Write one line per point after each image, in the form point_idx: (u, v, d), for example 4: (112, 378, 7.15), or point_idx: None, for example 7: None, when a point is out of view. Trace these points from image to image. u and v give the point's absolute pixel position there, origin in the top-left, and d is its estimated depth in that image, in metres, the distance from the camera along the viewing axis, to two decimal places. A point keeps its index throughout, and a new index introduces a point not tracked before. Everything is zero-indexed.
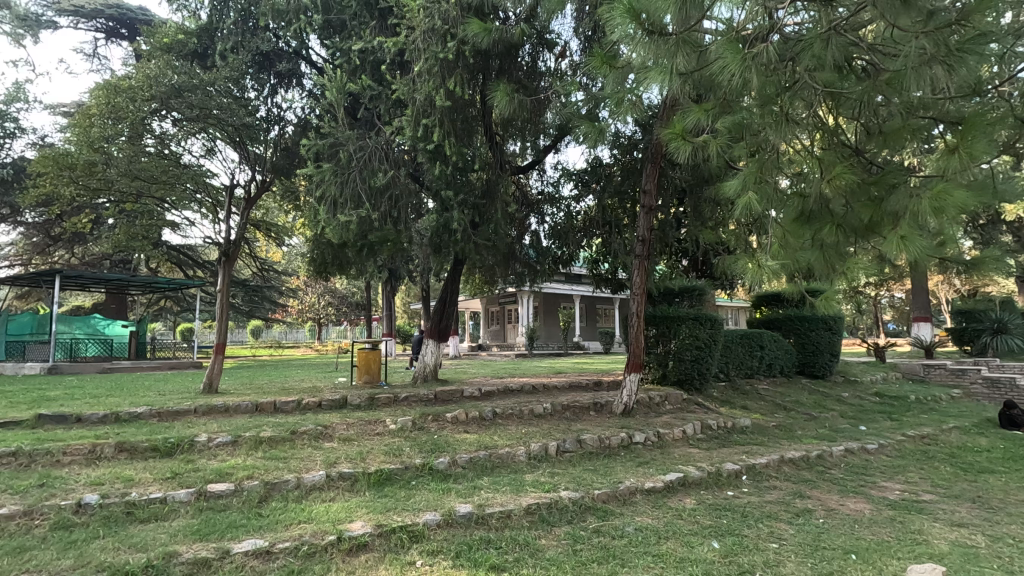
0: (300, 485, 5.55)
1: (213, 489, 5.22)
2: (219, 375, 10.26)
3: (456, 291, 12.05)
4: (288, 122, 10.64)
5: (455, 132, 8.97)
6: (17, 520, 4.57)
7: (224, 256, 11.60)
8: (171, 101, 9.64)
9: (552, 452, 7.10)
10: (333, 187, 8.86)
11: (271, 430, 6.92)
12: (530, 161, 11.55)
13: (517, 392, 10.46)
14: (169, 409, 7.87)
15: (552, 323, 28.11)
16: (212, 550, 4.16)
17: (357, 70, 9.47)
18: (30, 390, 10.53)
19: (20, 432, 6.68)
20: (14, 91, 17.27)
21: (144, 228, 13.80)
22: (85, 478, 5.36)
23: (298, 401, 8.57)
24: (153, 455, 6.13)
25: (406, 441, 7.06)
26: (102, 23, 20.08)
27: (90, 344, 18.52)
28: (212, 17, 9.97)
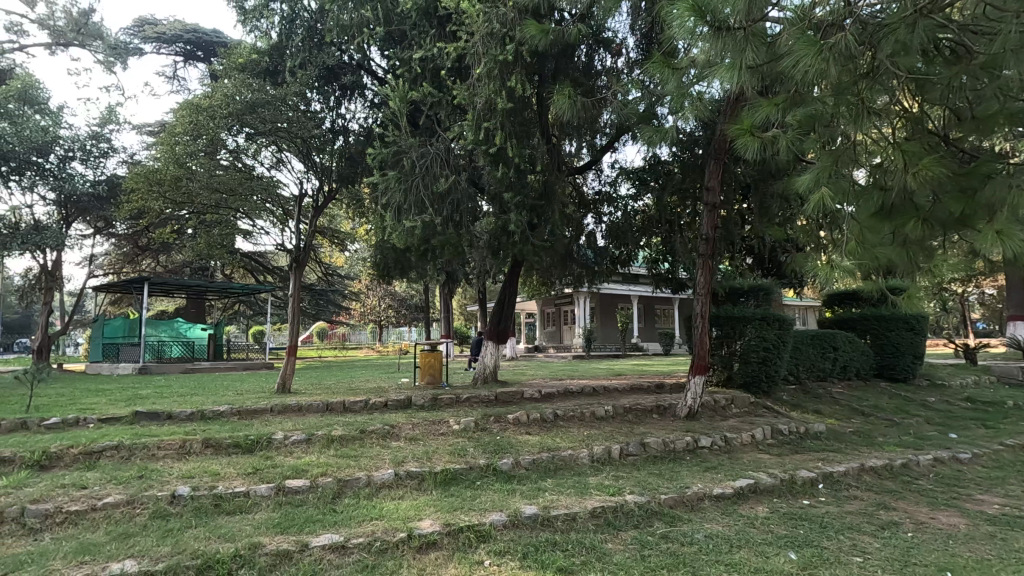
0: (371, 483, 5.74)
1: (291, 485, 5.49)
2: (292, 376, 10.80)
3: (514, 293, 12.13)
4: (353, 131, 11.08)
5: (515, 134, 9.04)
6: (121, 509, 4.98)
7: (294, 261, 12.17)
8: (246, 117, 10.18)
9: (616, 455, 7.02)
10: (398, 195, 9.17)
11: (342, 429, 7.21)
12: (587, 161, 11.49)
13: (577, 395, 10.39)
14: (248, 408, 8.33)
15: (610, 324, 27.78)
16: (293, 543, 4.39)
17: (418, 78, 9.72)
18: (125, 389, 11.45)
19: (119, 428, 7.26)
20: (107, 114, 18.84)
21: (221, 237, 14.68)
22: (177, 472, 5.78)
23: (366, 401, 8.89)
24: (236, 451, 6.52)
25: (470, 442, 7.18)
26: (181, 47, 21.55)
27: (173, 347, 19.87)
28: (282, 36, 10.48)
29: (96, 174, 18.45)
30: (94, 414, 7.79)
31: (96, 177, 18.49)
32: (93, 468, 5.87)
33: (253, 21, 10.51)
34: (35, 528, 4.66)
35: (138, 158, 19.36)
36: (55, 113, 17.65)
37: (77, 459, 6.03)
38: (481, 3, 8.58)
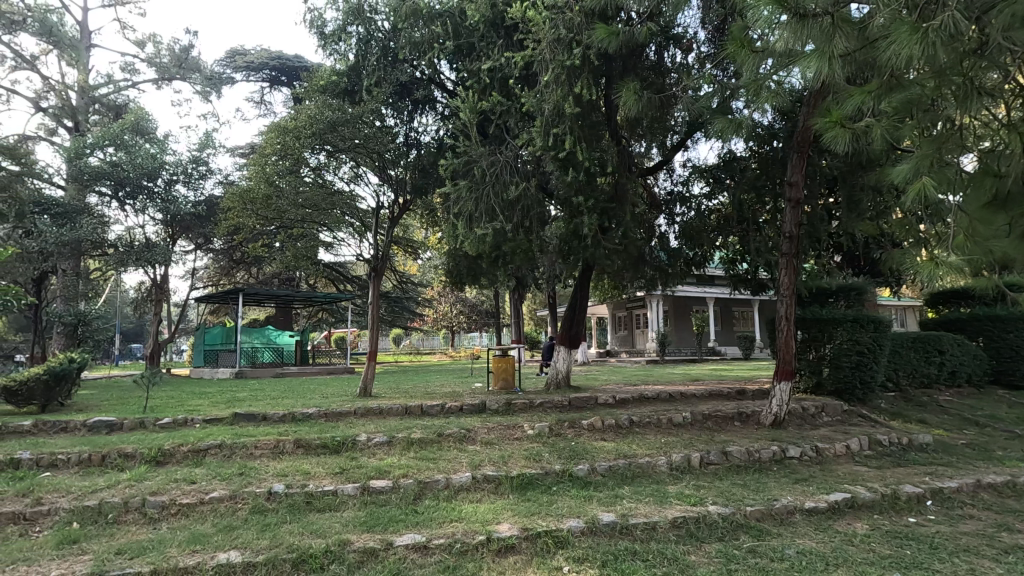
0: (449, 485, 5.89)
1: (375, 485, 5.74)
2: (372, 380, 11.27)
3: (586, 297, 12.04)
4: (425, 144, 11.48)
5: (584, 138, 9.00)
6: (226, 503, 5.40)
7: (373, 270, 12.74)
8: (327, 136, 10.78)
9: (696, 464, 6.77)
10: (469, 204, 9.39)
11: (420, 432, 7.45)
12: (658, 161, 11.25)
13: (653, 400, 10.15)
14: (334, 410, 8.79)
15: (684, 327, 26.87)
16: (378, 541, 4.57)
17: (487, 89, 9.90)
18: (225, 392, 12.43)
19: (222, 427, 7.89)
20: (205, 139, 20.60)
21: (306, 249, 15.62)
22: (273, 470, 6.19)
23: (442, 405, 9.12)
24: (324, 451, 6.90)
25: (545, 447, 7.19)
26: (268, 73, 23.09)
27: (264, 352, 21.09)
28: (358, 56, 10.95)
29: (197, 195, 20.19)
30: (199, 415, 8.50)
31: (197, 198, 20.23)
32: (200, 465, 6.40)
33: (333, 45, 11.11)
34: (154, 517, 5.14)
35: (232, 179, 20.98)
36: (162, 141, 19.50)
37: (187, 456, 6.60)
38: (548, 10, 8.64)
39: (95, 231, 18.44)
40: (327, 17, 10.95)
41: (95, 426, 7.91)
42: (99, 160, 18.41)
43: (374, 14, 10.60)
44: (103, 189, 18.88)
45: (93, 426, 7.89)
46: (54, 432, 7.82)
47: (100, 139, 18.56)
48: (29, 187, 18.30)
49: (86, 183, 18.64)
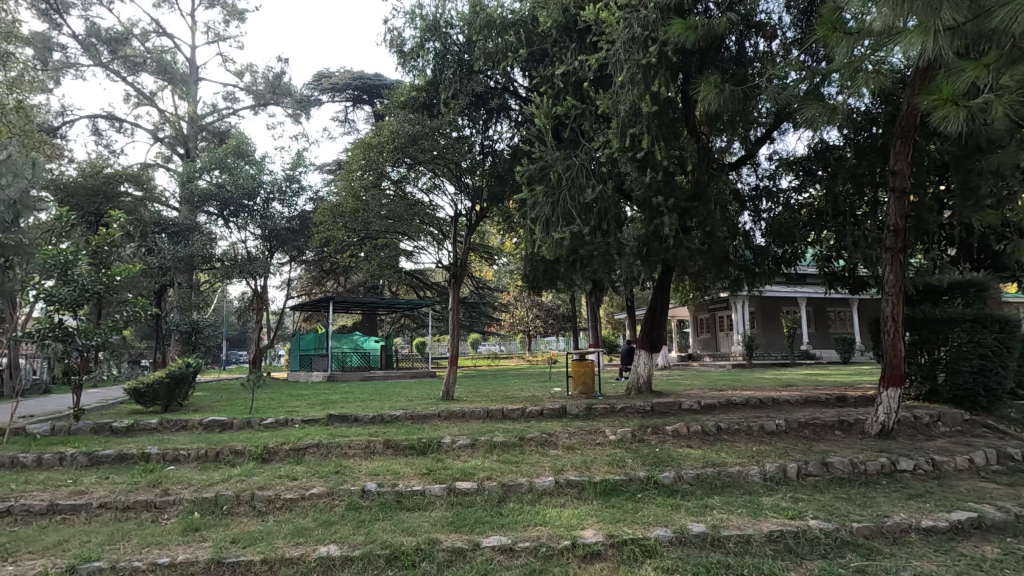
0: (533, 489, 5.93)
1: (461, 487, 5.89)
2: (454, 384, 11.57)
3: (667, 300, 11.70)
4: (500, 151, 11.68)
5: (663, 136, 8.78)
6: (325, 499, 5.74)
7: (452, 276, 13.10)
8: (409, 149, 11.22)
9: (793, 475, 6.36)
10: (546, 209, 9.42)
11: (503, 436, 7.54)
12: (742, 156, 10.76)
13: (742, 407, 9.66)
14: (419, 413, 9.10)
15: (774, 330, 25.36)
16: (466, 542, 4.69)
17: (560, 93, 9.89)
18: (319, 395, 13.23)
19: (318, 428, 8.42)
20: (297, 158, 22.11)
21: (389, 258, 16.33)
22: (366, 469, 6.51)
23: (523, 409, 9.20)
24: (411, 452, 7.17)
25: (628, 453, 7.04)
26: (351, 93, 24.43)
27: (352, 356, 22.09)
28: (435, 71, 11.31)
29: (290, 211, 21.64)
30: (298, 416, 9.11)
31: (291, 214, 21.66)
32: (300, 462, 6.86)
33: (411, 62, 11.56)
34: (262, 511, 5.57)
35: (321, 194, 22.35)
36: (260, 163, 21.15)
37: (288, 454, 7.08)
38: (622, 10, 8.52)
39: (205, 247, 20.29)
40: (406, 36, 11.42)
41: (210, 425, 8.69)
42: (207, 183, 20.27)
43: (450, 28, 10.91)
44: (211, 209, 20.75)
45: (208, 425, 8.69)
46: (176, 430, 8.67)
47: (208, 164, 20.43)
48: (151, 210, 20.48)
49: (197, 204, 20.57)
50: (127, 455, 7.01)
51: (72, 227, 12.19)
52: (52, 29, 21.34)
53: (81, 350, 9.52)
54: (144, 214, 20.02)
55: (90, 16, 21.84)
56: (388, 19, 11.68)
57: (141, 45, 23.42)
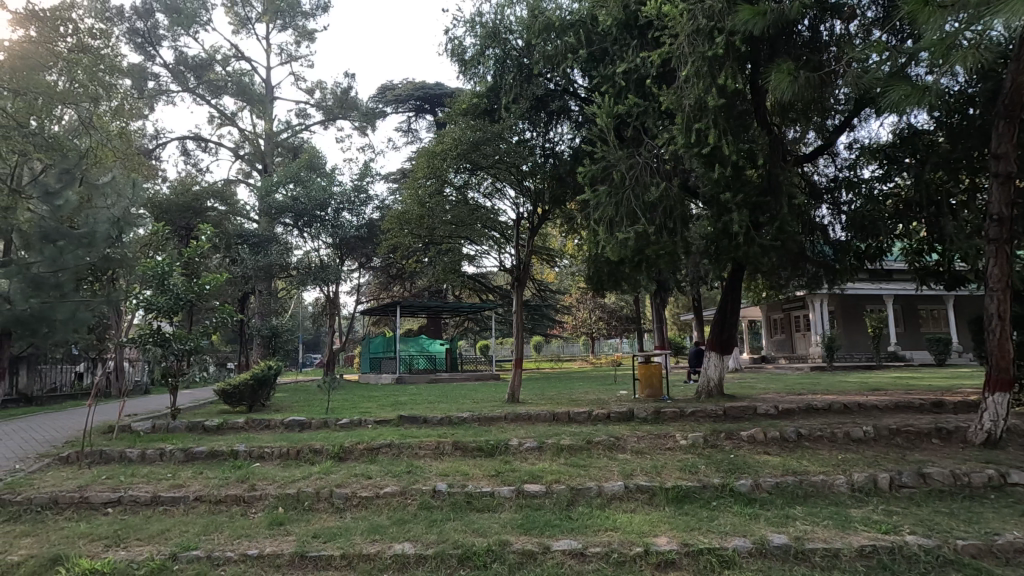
0: (602, 493, 5.85)
1: (529, 489, 5.90)
2: (519, 387, 11.62)
3: (738, 299, 11.24)
4: (561, 153, 11.63)
5: (731, 129, 8.47)
6: (398, 497, 5.93)
7: (515, 279, 13.15)
8: (471, 155, 11.37)
9: (885, 486, 5.92)
10: (609, 209, 9.28)
11: (570, 439, 7.50)
12: (818, 146, 10.17)
13: (824, 412, 9.10)
14: (486, 414, 9.20)
15: (856, 330, 23.77)
16: (537, 545, 4.70)
17: (622, 91, 9.73)
18: (389, 396, 13.67)
19: (390, 428, 8.70)
20: (365, 168, 22.98)
21: (453, 263, 16.62)
22: (436, 469, 6.65)
23: (590, 412, 9.11)
24: (479, 454, 7.27)
25: (701, 458, 6.81)
26: (414, 103, 25.09)
27: (419, 359, 22.69)
28: (496, 77, 11.40)
29: (359, 220, 22.49)
30: (370, 416, 9.45)
31: (360, 222, 22.48)
32: (374, 462, 7.10)
33: (472, 70, 11.72)
34: (341, 507, 5.82)
35: (387, 203, 23.11)
36: (330, 175, 22.17)
37: (362, 453, 7.36)
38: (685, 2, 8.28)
39: (282, 256, 21.47)
40: (466, 44, 11.62)
41: (291, 424, 9.17)
42: (283, 196, 21.45)
43: (509, 34, 10.98)
44: (286, 220, 21.93)
45: (289, 424, 9.18)
46: (260, 429, 9.19)
47: (284, 178, 21.64)
48: (234, 223, 21.92)
49: (274, 216, 21.81)
50: (218, 452, 7.52)
51: (167, 241, 13.26)
52: (147, 60, 23.34)
53: (177, 354, 10.30)
54: (228, 227, 21.47)
55: (179, 46, 23.71)
56: (448, 29, 11.92)
57: (222, 69, 25.16)
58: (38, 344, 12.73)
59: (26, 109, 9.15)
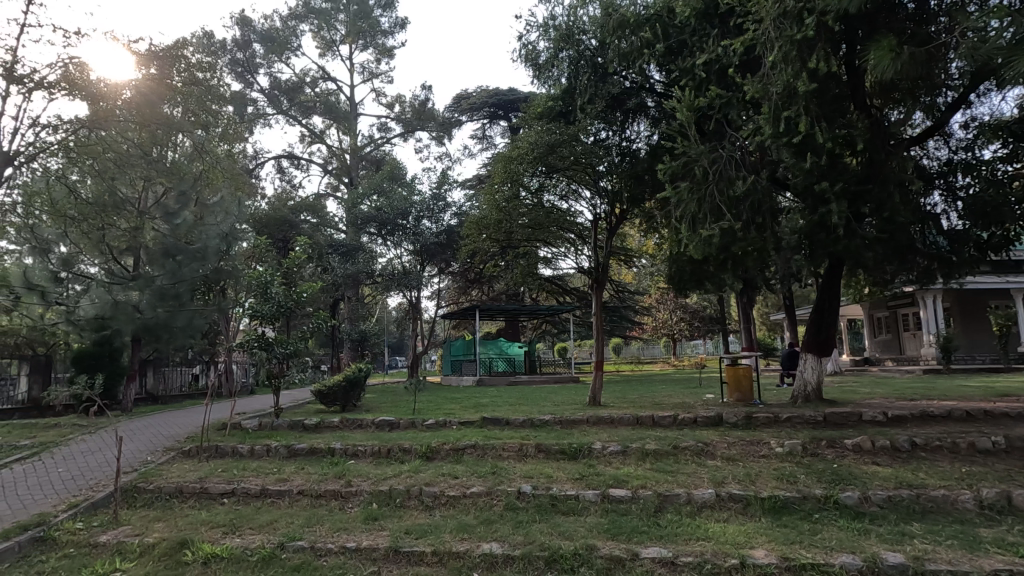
0: (691, 501, 5.64)
1: (615, 494, 5.81)
2: (600, 390, 11.48)
3: (837, 296, 10.46)
4: (638, 151, 11.43)
5: (825, 115, 7.92)
6: (485, 497, 6.04)
7: (594, 280, 13.01)
8: (548, 158, 11.36)
9: (1021, 505, 5.29)
10: (692, 206, 8.94)
11: (655, 443, 7.30)
12: (928, 127, 9.28)
13: (943, 419, 8.25)
14: (567, 417, 9.17)
15: (977, 329, 21.39)
16: (625, 551, 4.62)
17: (703, 84, 9.35)
18: (471, 398, 13.96)
19: (474, 429, 8.89)
20: (443, 176, 23.67)
21: (530, 266, 16.71)
22: (520, 471, 6.72)
23: (675, 416, 8.82)
24: (563, 456, 7.25)
25: (800, 467, 6.39)
26: (489, 110, 25.60)
27: (498, 362, 23.03)
28: (570, 78, 11.34)
29: (439, 226, 23.12)
30: (455, 417, 9.71)
31: (439, 228, 23.11)
32: (460, 462, 7.29)
33: (546, 73, 11.78)
34: (430, 505, 6.02)
35: (464, 209, 23.67)
36: (411, 185, 23.05)
37: (449, 453, 7.57)
38: None
39: (368, 264, 22.55)
40: (540, 48, 11.68)
41: (382, 424, 9.62)
42: (368, 207, 22.57)
43: (583, 35, 10.93)
44: (371, 230, 22.99)
45: (380, 424, 9.64)
46: (353, 428, 9.71)
47: (368, 190, 22.75)
48: (325, 234, 23.33)
49: (360, 226, 22.96)
50: (317, 449, 8.03)
51: (268, 253, 14.35)
52: (247, 87, 25.40)
53: (279, 357, 11.10)
54: (320, 238, 22.88)
55: (273, 72, 25.64)
56: (522, 35, 12.05)
57: (311, 91, 26.92)
58: (162, 349, 14.21)
59: (150, 139, 10.23)
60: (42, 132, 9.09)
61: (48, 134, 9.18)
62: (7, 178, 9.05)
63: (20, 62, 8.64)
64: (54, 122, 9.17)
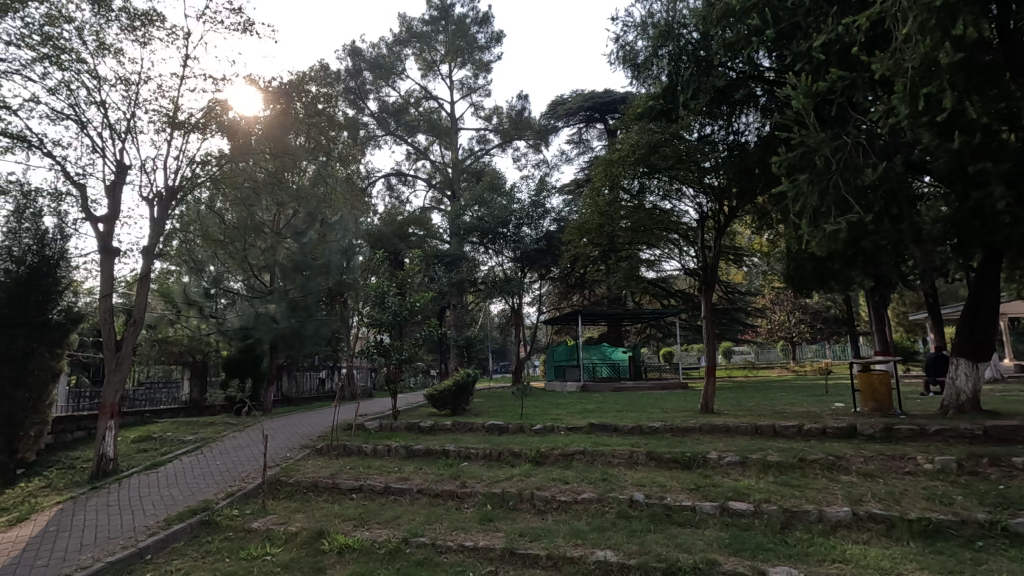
0: (824, 519, 5.20)
1: (735, 507, 5.51)
2: (713, 397, 10.95)
3: (995, 294, 9.18)
4: (748, 144, 10.85)
5: (974, 89, 6.99)
6: (596, 504, 6.01)
7: (703, 282, 12.48)
8: (651, 158, 11.06)
9: None
10: (813, 199, 8.23)
11: (779, 455, 6.83)
12: None
13: None
14: (679, 425, 8.84)
15: None
16: (749, 568, 4.38)
17: (821, 67, 8.62)
18: (575, 404, 13.90)
19: (582, 435, 8.87)
20: (542, 183, 23.92)
21: (632, 269, 16.42)
22: (631, 479, 6.58)
23: (799, 426, 8.19)
24: (676, 466, 7.01)
25: (954, 488, 5.66)
26: (585, 114, 25.47)
27: (602, 367, 22.69)
28: (671, 75, 10.98)
29: (538, 233, 23.37)
30: (562, 423, 9.74)
31: (539, 234, 23.32)
32: (570, 468, 7.30)
33: (646, 72, 11.54)
34: (542, 509, 6.10)
35: (564, 214, 23.70)
36: (510, 194, 23.50)
37: (558, 458, 7.61)
38: None
39: (472, 273, 23.32)
40: (639, 49, 11.49)
41: (491, 428, 9.90)
42: (470, 217, 23.32)
43: (683, 29, 10.58)
44: (474, 239, 23.79)
45: (490, 428, 9.94)
46: (465, 431, 10.10)
47: (470, 201, 23.50)
48: (432, 245, 24.53)
49: (463, 236, 23.82)
50: (433, 451, 8.45)
51: (381, 264, 15.36)
52: (359, 112, 27.41)
53: (396, 362, 11.82)
54: (427, 249, 24.11)
55: (381, 96, 27.48)
56: (619, 35, 11.90)
57: (416, 111, 28.44)
58: (295, 356, 15.68)
59: (281, 167, 11.39)
60: (196, 168, 10.49)
61: (201, 169, 10.57)
62: (171, 210, 10.53)
63: (179, 110, 10.05)
64: (205, 159, 10.54)
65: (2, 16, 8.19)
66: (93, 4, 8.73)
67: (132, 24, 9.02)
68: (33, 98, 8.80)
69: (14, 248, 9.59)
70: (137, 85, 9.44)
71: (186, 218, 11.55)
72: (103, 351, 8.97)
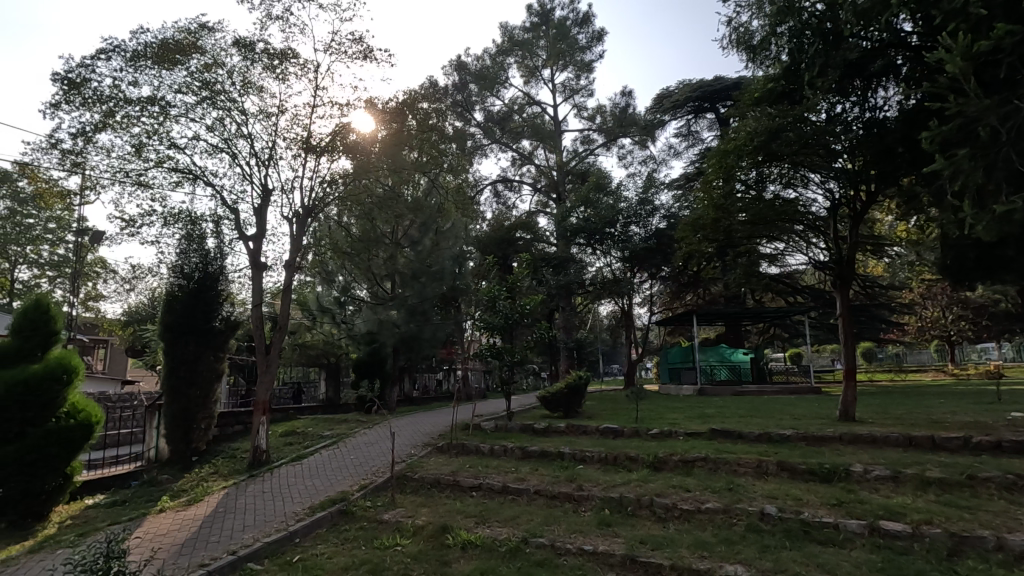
0: (1004, 548, 4.48)
1: (887, 527, 4.93)
2: (854, 404, 9.90)
3: None
4: (888, 120, 9.73)
5: None
6: (722, 515, 5.67)
7: (838, 276, 11.35)
8: (771, 145, 10.27)
9: None
10: (975, 176, 7.14)
11: (940, 471, 6.01)
12: None
13: None
14: (814, 433, 8.10)
15: None
16: None
17: (981, 24, 7.46)
18: (694, 408, 13.26)
19: (703, 441, 8.43)
20: (650, 179, 23.25)
21: (752, 266, 15.36)
22: (761, 490, 6.13)
23: (966, 438, 7.13)
24: (813, 478, 6.41)
25: None
26: (694, 104, 24.25)
27: (721, 369, 21.44)
28: (792, 54, 10.15)
29: (647, 232, 22.72)
30: (680, 428, 9.33)
31: (647, 232, 22.65)
32: (691, 475, 6.96)
33: (763, 53, 10.82)
34: (663, 517, 5.88)
35: (674, 211, 22.80)
36: (616, 193, 23.05)
37: (678, 464, 7.31)
38: None
39: (579, 275, 23.20)
40: (754, 29, 10.85)
41: (606, 431, 9.75)
42: (577, 219, 23.12)
43: None
44: (581, 241, 23.62)
45: (605, 431, 9.79)
46: (580, 434, 10.05)
47: (576, 202, 23.39)
48: (539, 249, 24.84)
49: (569, 238, 23.67)
50: (548, 452, 8.50)
51: (492, 269, 15.79)
52: (466, 123, 28.46)
53: (508, 364, 12.05)
54: (535, 252, 24.45)
55: (486, 106, 28.30)
56: (731, 17, 11.25)
57: (520, 117, 28.91)
58: (415, 358, 16.62)
59: (398, 181, 12.15)
60: (327, 188, 11.53)
61: (331, 188, 11.60)
62: (307, 226, 11.67)
63: (312, 136, 11.12)
64: (333, 179, 11.55)
65: (172, 69, 9.59)
66: (241, 49, 9.94)
67: (272, 63, 10.14)
68: (197, 137, 10.22)
69: (185, 267, 11.18)
70: (277, 116, 10.59)
71: (319, 234, 12.73)
72: (256, 354, 10.13)
